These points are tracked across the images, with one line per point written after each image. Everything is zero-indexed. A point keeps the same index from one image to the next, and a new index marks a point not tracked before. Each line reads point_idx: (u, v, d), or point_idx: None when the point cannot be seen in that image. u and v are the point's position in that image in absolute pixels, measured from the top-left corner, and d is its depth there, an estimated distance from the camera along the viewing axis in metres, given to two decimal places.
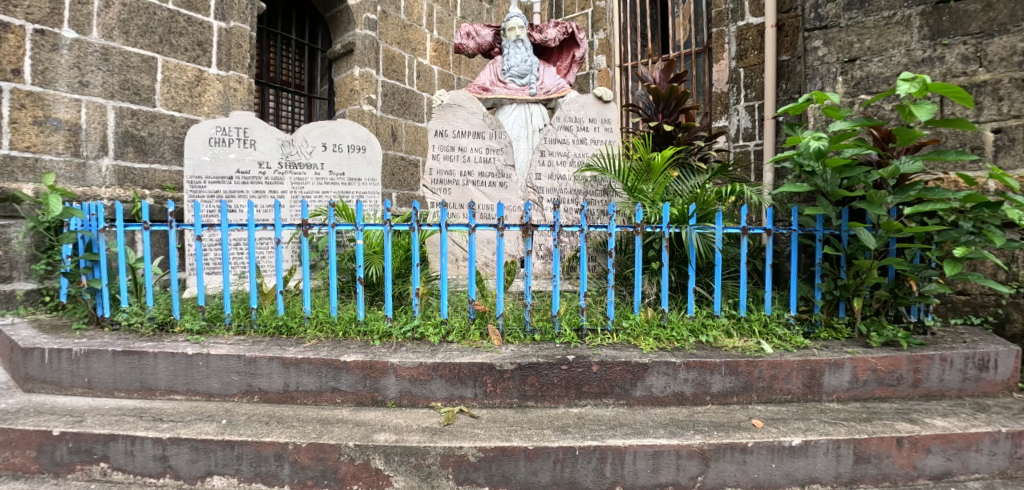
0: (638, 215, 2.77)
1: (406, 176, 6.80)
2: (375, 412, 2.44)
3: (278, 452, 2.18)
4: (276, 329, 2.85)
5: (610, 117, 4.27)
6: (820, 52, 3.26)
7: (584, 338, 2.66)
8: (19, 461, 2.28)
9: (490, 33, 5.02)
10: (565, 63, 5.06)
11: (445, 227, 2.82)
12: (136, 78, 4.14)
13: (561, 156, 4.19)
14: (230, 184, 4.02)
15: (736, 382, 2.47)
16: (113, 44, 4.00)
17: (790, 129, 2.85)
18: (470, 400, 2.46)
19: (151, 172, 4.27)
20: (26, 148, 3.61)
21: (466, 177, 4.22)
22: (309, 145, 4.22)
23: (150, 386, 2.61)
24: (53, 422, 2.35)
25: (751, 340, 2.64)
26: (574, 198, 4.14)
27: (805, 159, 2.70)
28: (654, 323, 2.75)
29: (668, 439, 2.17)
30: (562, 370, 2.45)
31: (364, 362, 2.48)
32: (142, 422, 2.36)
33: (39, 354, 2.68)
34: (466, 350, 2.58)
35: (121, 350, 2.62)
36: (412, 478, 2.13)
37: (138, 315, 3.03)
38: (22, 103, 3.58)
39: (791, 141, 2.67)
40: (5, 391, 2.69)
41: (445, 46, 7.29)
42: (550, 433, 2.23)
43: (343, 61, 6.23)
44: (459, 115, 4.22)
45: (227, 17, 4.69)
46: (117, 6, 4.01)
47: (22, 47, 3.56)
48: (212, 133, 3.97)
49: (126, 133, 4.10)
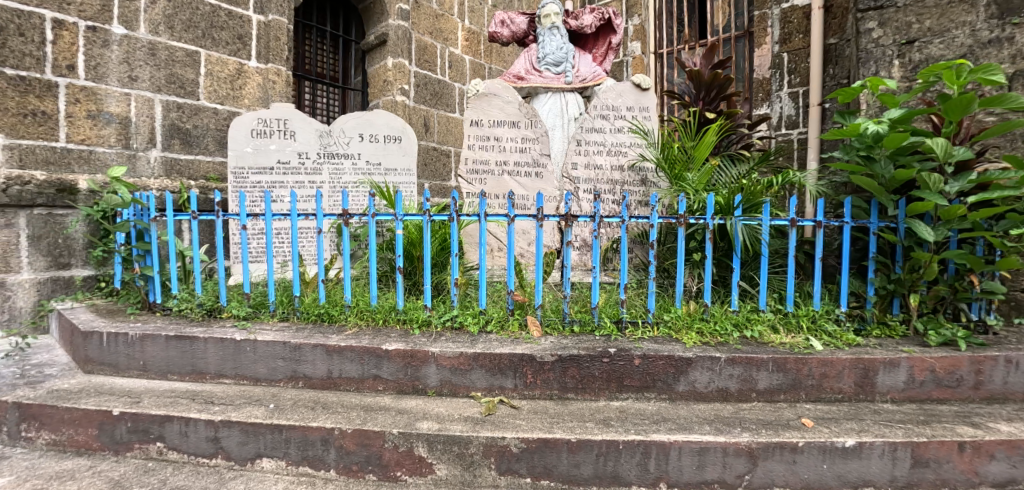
0: (682, 205, 2.70)
1: (438, 166, 6.85)
2: (415, 400, 2.48)
3: (325, 437, 2.23)
4: (318, 316, 2.92)
5: (648, 105, 4.17)
6: (875, 34, 3.11)
7: (624, 331, 2.64)
8: (82, 438, 2.41)
9: (525, 20, 4.95)
10: (601, 50, 4.96)
11: (485, 217, 2.82)
12: (180, 71, 4.25)
13: (597, 145, 4.13)
14: (271, 174, 4.13)
15: (784, 380, 2.40)
16: (159, 39, 4.11)
17: (841, 117, 2.88)
18: (510, 391, 2.47)
19: (197, 162, 4.40)
20: (81, 141, 3.77)
21: (502, 167, 4.22)
22: (347, 136, 4.28)
23: (201, 370, 2.71)
24: (114, 402, 2.46)
25: (798, 336, 2.56)
26: (611, 189, 4.12)
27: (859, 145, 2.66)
28: (696, 316, 2.70)
29: (716, 436, 2.13)
30: (603, 363, 2.43)
31: (405, 351, 2.51)
32: (196, 404, 2.45)
33: (97, 338, 2.81)
34: (506, 341, 2.60)
35: (174, 335, 2.72)
36: (455, 466, 2.16)
37: (188, 301, 3.15)
38: (77, 97, 3.73)
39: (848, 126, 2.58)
40: (67, 372, 2.84)
41: (477, 35, 7.27)
42: (593, 426, 2.21)
43: (377, 51, 6.28)
44: (494, 105, 4.21)
45: (266, 10, 4.76)
46: (163, 1, 4.11)
47: (76, 43, 3.71)
48: (255, 125, 4.08)
49: (172, 126, 4.23)
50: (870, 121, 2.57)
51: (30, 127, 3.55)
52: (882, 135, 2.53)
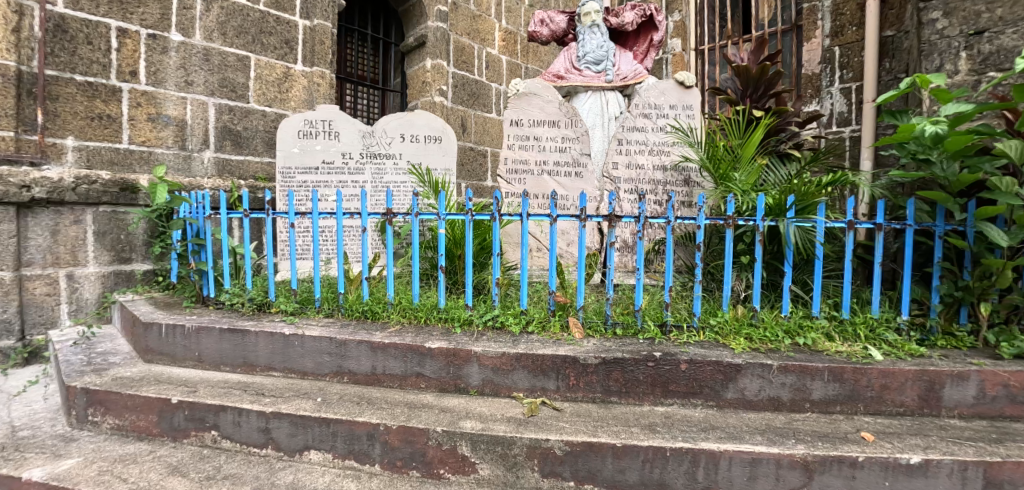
0: (731, 206, 2.62)
1: (475, 166, 6.88)
2: (458, 399, 2.49)
3: (370, 432, 2.27)
4: (362, 313, 2.98)
5: (692, 103, 4.05)
6: (940, 25, 2.94)
7: (669, 334, 2.58)
8: (144, 424, 2.53)
9: (564, 19, 4.91)
10: (642, 47, 4.88)
11: (526, 217, 2.81)
12: (232, 76, 4.40)
13: (639, 145, 4.07)
14: (316, 174, 4.23)
15: (840, 390, 2.30)
16: (213, 45, 4.27)
17: (893, 116, 2.75)
18: (552, 393, 2.46)
19: (246, 163, 4.56)
20: (142, 143, 3.96)
21: (542, 167, 4.20)
22: (388, 136, 4.34)
23: (252, 362, 2.80)
24: (172, 390, 2.57)
25: (856, 345, 2.45)
26: (653, 189, 4.04)
27: (917, 146, 2.52)
28: (745, 322, 2.61)
29: (768, 447, 2.06)
30: (648, 367, 2.38)
31: (448, 350, 2.52)
32: (248, 395, 2.53)
33: (157, 329, 2.95)
34: (548, 342, 2.58)
35: (227, 327, 2.82)
36: (498, 467, 2.16)
37: (239, 295, 3.26)
38: (139, 101, 3.92)
39: (902, 128, 2.45)
40: (129, 361, 2.98)
41: (513, 35, 7.25)
42: (638, 431, 2.17)
43: (416, 53, 6.37)
44: (534, 104, 4.19)
45: (311, 15, 4.87)
46: (216, 9, 4.27)
47: (138, 50, 3.89)
48: (301, 126, 4.19)
49: (224, 128, 4.39)
50: (927, 120, 2.42)
51: (97, 130, 3.75)
52: (942, 137, 2.38)
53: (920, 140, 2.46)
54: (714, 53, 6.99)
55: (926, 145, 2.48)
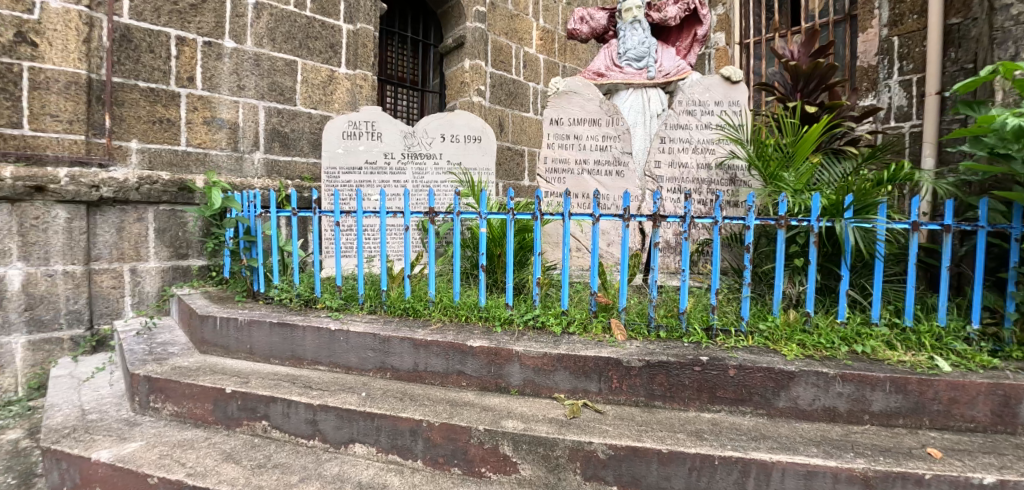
0: (783, 206, 2.52)
1: (512, 166, 6.87)
2: (499, 398, 2.48)
3: (413, 428, 2.29)
4: (404, 310, 3.02)
5: (739, 99, 3.91)
6: (1015, 11, 2.74)
7: (715, 338, 2.50)
8: (199, 412, 2.63)
9: (604, 16, 4.85)
10: (684, 43, 4.76)
11: (568, 216, 2.78)
12: (281, 80, 4.52)
13: (682, 142, 3.98)
14: (359, 174, 4.33)
15: (903, 402, 2.18)
16: (264, 51, 4.40)
17: (970, 107, 2.58)
18: (594, 395, 2.42)
19: (293, 163, 4.68)
20: (198, 145, 4.12)
21: (582, 166, 4.15)
22: (429, 136, 4.38)
23: (299, 355, 2.87)
24: (226, 381, 2.66)
25: (920, 355, 2.31)
26: (697, 187, 3.94)
27: (995, 140, 2.35)
28: (797, 327, 2.51)
29: (825, 459, 1.96)
30: (695, 371, 2.31)
31: (489, 349, 2.52)
32: (296, 388, 2.59)
33: (212, 321, 3.06)
34: (590, 343, 2.54)
35: (276, 321, 2.90)
36: (540, 468, 2.14)
37: (287, 291, 3.36)
38: (195, 105, 4.09)
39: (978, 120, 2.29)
40: (186, 351, 3.11)
41: (551, 34, 7.20)
42: (685, 438, 2.11)
43: (454, 54, 6.39)
44: (574, 102, 4.15)
45: (354, 19, 4.96)
46: (266, 16, 4.40)
47: (195, 57, 4.06)
48: (345, 127, 4.29)
49: (273, 130, 4.52)
50: (1007, 112, 2.25)
51: (157, 133, 3.92)
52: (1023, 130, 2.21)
53: (997, 134, 2.30)
54: (760, 46, 6.77)
55: (1005, 139, 2.32)
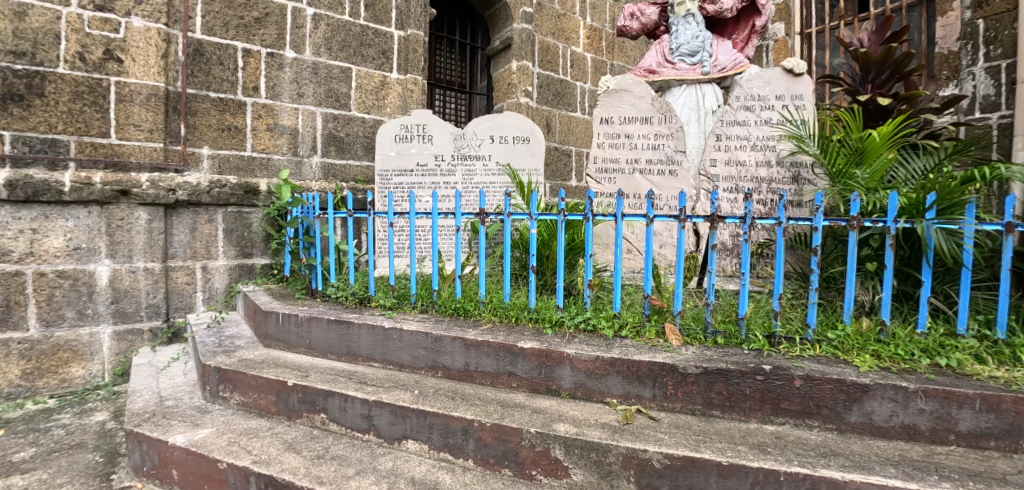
0: (855, 207, 2.36)
1: (559, 166, 6.81)
2: (549, 401, 2.45)
3: (465, 427, 2.29)
4: (454, 310, 3.03)
5: (802, 92, 3.71)
6: None
7: (778, 347, 2.37)
8: (263, 402, 2.73)
9: (656, 10, 4.67)
10: (742, 35, 4.58)
11: (621, 217, 2.70)
12: (337, 87, 4.65)
13: (740, 140, 3.83)
14: (411, 176, 4.40)
15: (994, 422, 2.00)
16: (321, 59, 4.54)
17: None
18: (648, 401, 2.35)
19: (348, 166, 4.81)
20: (262, 150, 4.30)
21: (634, 166, 4.06)
22: (479, 138, 4.38)
23: (355, 352, 2.93)
24: (288, 374, 2.75)
25: (1015, 371, 2.11)
26: (756, 187, 3.78)
27: None
28: (871, 337, 2.35)
29: (904, 481, 1.82)
30: (757, 381, 2.20)
31: (540, 350, 2.49)
32: (352, 383, 2.65)
33: (275, 316, 3.19)
34: (643, 348, 2.46)
35: (334, 318, 2.98)
36: (592, 474, 2.10)
37: (343, 290, 3.44)
38: (260, 113, 4.27)
39: None
40: (251, 344, 3.24)
41: (598, 32, 7.09)
42: (747, 451, 2.01)
43: (502, 55, 6.41)
44: (625, 100, 4.06)
45: (405, 26, 5.03)
46: (323, 26, 4.54)
47: (259, 68, 4.23)
48: (397, 130, 4.39)
49: (329, 135, 4.65)
50: None
51: (226, 140, 4.12)
52: None
53: None
54: (822, 36, 6.44)
55: None
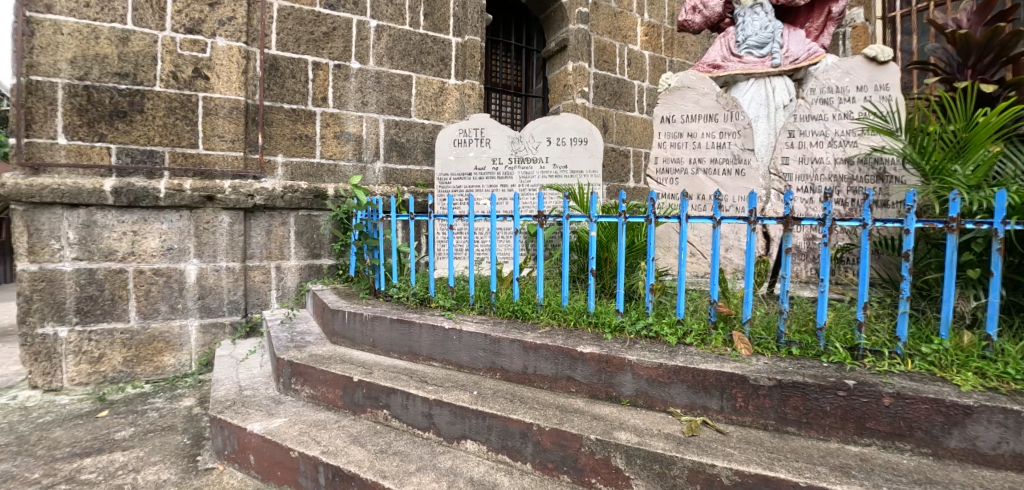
0: (954, 207, 2.14)
1: (616, 167, 6.66)
2: (609, 408, 2.38)
3: (524, 431, 2.26)
4: (512, 312, 3.01)
5: (887, 82, 3.43)
6: None
7: (863, 360, 2.19)
8: (330, 396, 2.81)
9: (720, 2, 4.47)
10: (816, 23, 4.30)
11: (686, 219, 2.60)
12: (398, 94, 4.74)
13: (815, 135, 3.60)
14: (469, 179, 4.43)
15: None
16: (383, 69, 4.65)
17: None
18: (715, 412, 2.23)
19: (409, 171, 4.89)
20: (329, 156, 4.45)
21: (697, 165, 3.90)
22: (536, 140, 4.35)
23: (415, 350, 2.97)
24: (353, 370, 2.82)
25: None
26: (834, 185, 3.53)
27: None
28: (974, 353, 2.12)
29: None
30: (838, 397, 2.04)
31: (600, 356, 2.42)
32: (413, 381, 2.68)
33: (342, 314, 3.28)
34: (709, 356, 2.35)
35: (397, 317, 3.03)
36: (656, 486, 2.01)
37: (404, 290, 3.50)
38: (327, 122, 4.42)
39: None
40: (320, 340, 3.35)
41: (657, 29, 6.88)
42: (828, 472, 1.87)
43: (557, 57, 6.36)
44: (688, 98, 3.91)
45: (463, 32, 5.04)
46: (385, 37, 4.64)
47: (327, 79, 4.39)
48: (456, 135, 4.41)
49: (391, 140, 4.75)
50: None
51: (297, 147, 4.30)
52: None
53: None
54: (909, 20, 6.11)
55: None
